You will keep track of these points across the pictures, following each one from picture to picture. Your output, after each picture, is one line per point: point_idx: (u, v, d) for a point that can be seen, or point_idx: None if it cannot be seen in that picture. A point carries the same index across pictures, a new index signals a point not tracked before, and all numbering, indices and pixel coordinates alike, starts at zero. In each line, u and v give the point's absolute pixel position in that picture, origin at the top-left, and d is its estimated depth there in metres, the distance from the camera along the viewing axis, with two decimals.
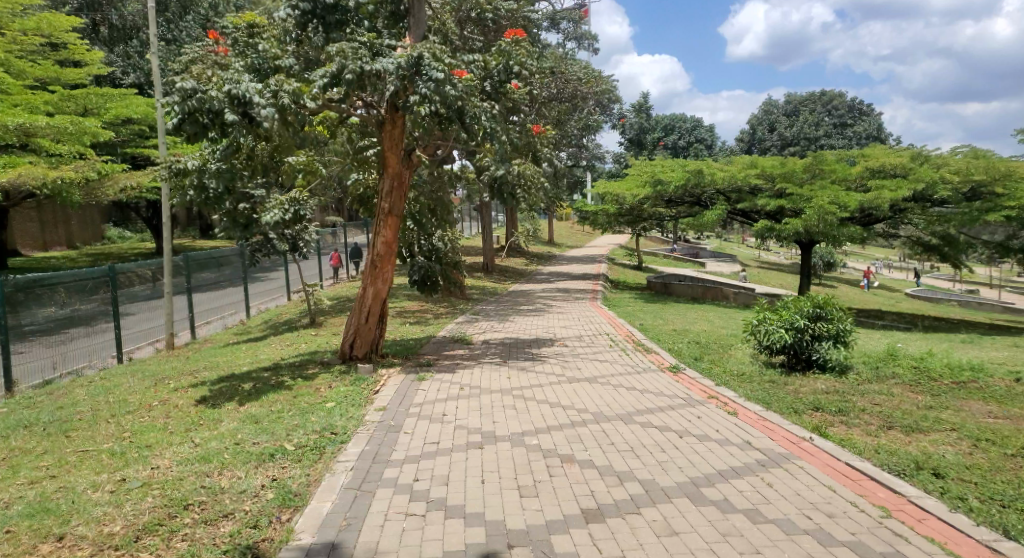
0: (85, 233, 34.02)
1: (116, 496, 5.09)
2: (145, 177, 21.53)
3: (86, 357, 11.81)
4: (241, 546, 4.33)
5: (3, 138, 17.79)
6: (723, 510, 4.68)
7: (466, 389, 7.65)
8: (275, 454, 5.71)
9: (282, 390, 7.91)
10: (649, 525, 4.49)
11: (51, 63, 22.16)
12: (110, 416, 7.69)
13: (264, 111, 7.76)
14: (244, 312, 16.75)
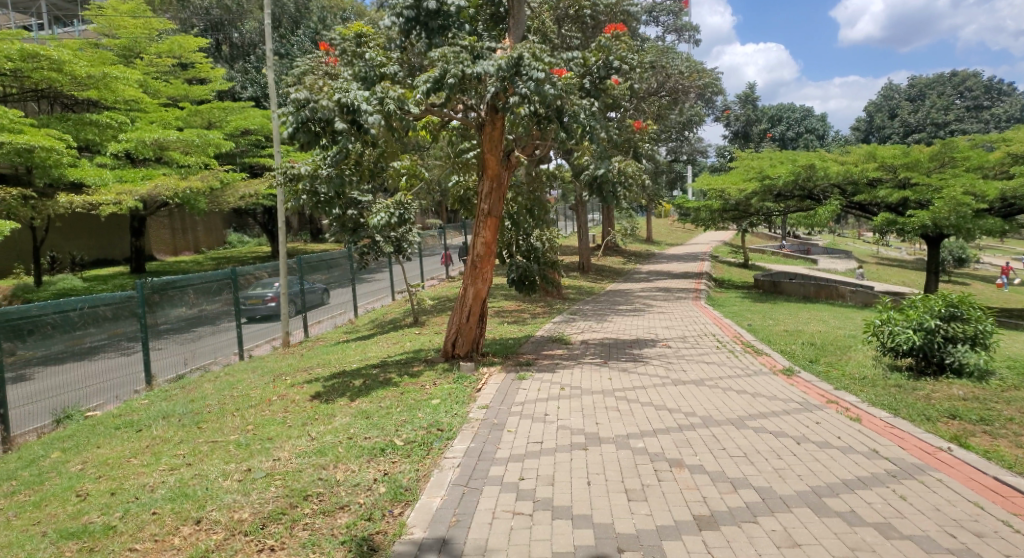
0: (210, 239, 36.42)
1: (244, 484, 5.41)
2: (262, 185, 22.77)
3: (212, 354, 12.62)
4: (357, 537, 4.49)
5: (142, 153, 19.60)
6: (850, 523, 4.46)
7: (567, 389, 7.64)
8: (386, 449, 5.90)
9: (390, 387, 8.17)
10: (768, 535, 4.34)
11: (181, 82, 23.85)
12: (236, 409, 8.20)
13: (371, 119, 8.02)
14: (353, 312, 17.39)
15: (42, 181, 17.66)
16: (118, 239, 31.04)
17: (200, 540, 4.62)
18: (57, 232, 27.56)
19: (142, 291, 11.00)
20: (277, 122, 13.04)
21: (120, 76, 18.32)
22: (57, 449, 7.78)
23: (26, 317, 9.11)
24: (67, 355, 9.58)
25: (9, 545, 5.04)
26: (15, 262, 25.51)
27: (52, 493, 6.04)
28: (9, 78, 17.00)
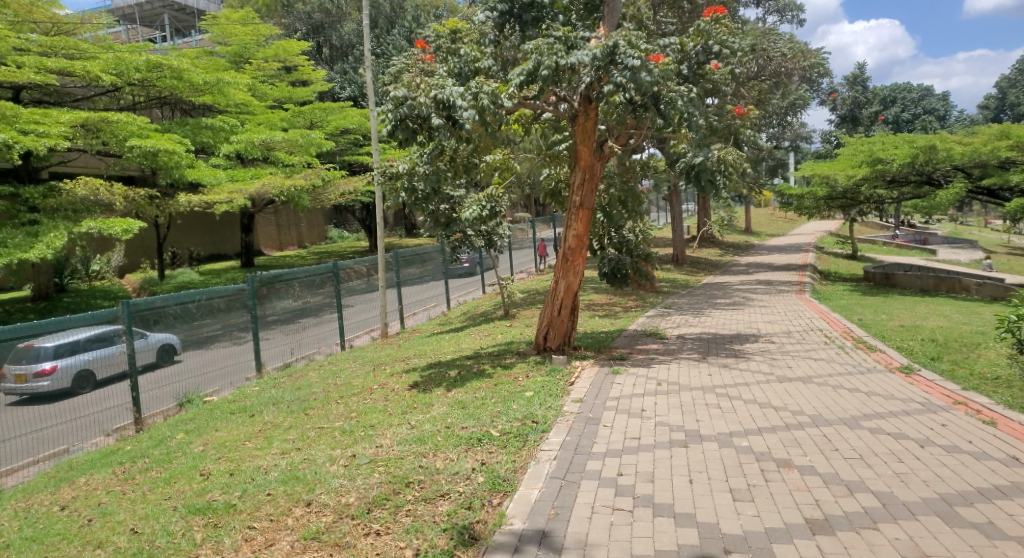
0: (312, 234, 37.92)
1: (349, 469, 5.62)
2: (361, 181, 23.49)
3: (316, 344, 13.14)
4: (459, 525, 4.56)
5: (251, 153, 20.62)
6: (988, 536, 4.17)
7: (664, 385, 7.50)
8: (482, 439, 5.97)
9: (485, 378, 8.27)
10: (891, 543, 4.12)
11: (286, 84, 24.89)
12: (340, 397, 8.51)
13: (466, 114, 8.09)
14: (445, 304, 17.71)
15: (164, 182, 18.89)
16: (230, 235, 32.80)
17: (311, 522, 4.81)
18: (176, 230, 29.42)
19: (253, 284, 11.58)
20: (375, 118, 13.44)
21: (231, 81, 19.34)
22: (180, 431, 8.31)
23: (152, 307, 9.64)
24: (187, 344, 10.20)
25: (143, 518, 5.44)
26: (140, 258, 27.42)
27: (179, 471, 6.47)
28: (135, 87, 18.25)
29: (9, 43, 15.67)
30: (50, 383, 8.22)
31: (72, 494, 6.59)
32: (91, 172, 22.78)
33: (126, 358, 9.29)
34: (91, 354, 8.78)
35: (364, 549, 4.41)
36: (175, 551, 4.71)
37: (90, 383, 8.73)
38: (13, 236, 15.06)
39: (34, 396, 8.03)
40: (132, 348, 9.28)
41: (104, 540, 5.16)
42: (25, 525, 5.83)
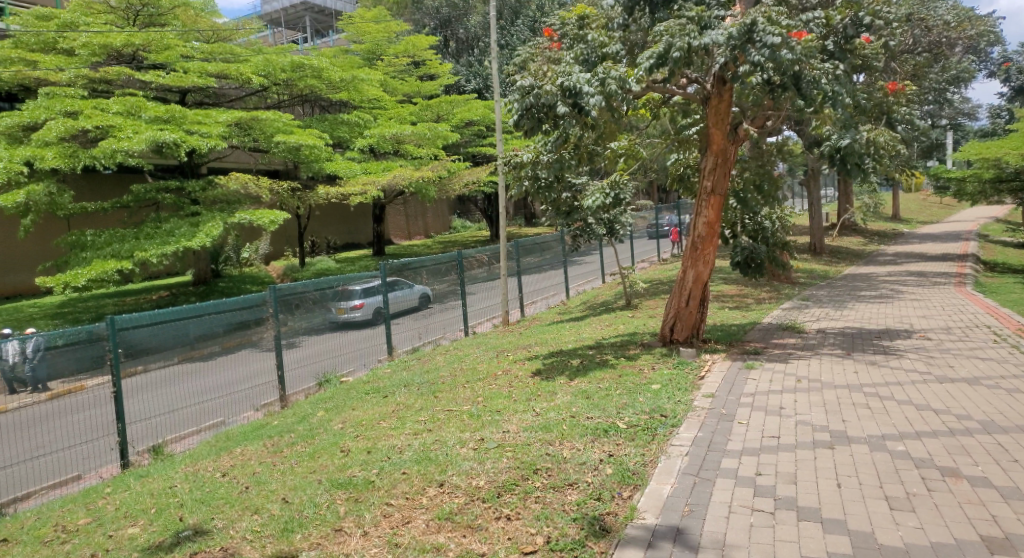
0: (438, 224, 38.93)
1: (479, 453, 5.71)
2: (484, 172, 23.79)
3: (441, 331, 13.44)
4: (589, 516, 4.52)
5: (383, 147, 21.42)
6: None
7: (805, 382, 7.09)
8: (609, 430, 5.87)
9: (609, 368, 8.16)
10: None
11: (415, 78, 25.61)
12: (466, 381, 8.67)
13: (592, 101, 7.82)
14: (565, 293, 17.67)
15: (306, 176, 20.02)
16: (363, 225, 34.34)
17: (444, 502, 4.92)
18: (315, 220, 31.13)
19: (384, 272, 12.03)
20: (501, 106, 13.51)
21: (365, 77, 20.16)
22: (321, 409, 8.77)
23: (293, 293, 10.33)
24: (324, 328, 10.77)
25: (293, 489, 5.79)
26: (282, 247, 29.23)
27: (321, 447, 6.83)
28: (280, 87, 19.44)
29: (176, 51, 17.12)
30: (361, 314, 11.47)
31: (230, 462, 7.11)
32: (242, 167, 24.51)
33: (404, 301, 12.46)
34: (382, 296, 11.97)
35: (495, 532, 4.45)
36: (322, 522, 4.96)
37: (244, 361, 9.35)
38: (177, 227, 16.46)
39: (351, 323, 11.29)
40: (405, 293, 12.44)
41: (260, 507, 5.53)
42: (192, 488, 6.36)
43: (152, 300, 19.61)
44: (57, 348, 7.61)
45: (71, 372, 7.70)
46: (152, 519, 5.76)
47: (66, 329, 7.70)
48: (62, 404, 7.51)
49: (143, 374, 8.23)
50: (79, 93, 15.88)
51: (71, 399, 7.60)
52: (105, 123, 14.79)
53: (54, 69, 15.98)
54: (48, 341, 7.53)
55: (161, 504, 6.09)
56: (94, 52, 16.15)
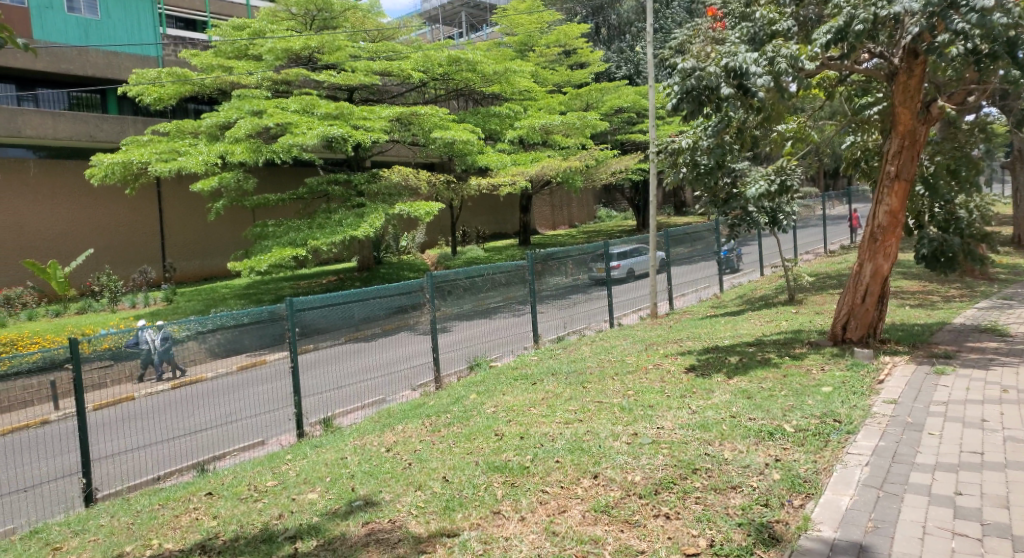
0: (582, 213, 38.78)
1: (633, 447, 5.57)
2: (632, 160, 23.29)
3: (586, 320, 13.28)
4: (756, 522, 4.28)
5: (532, 138, 21.45)
6: None
7: (1009, 393, 6.33)
8: (775, 433, 5.53)
9: (772, 367, 7.71)
10: None
11: (566, 67, 25.56)
12: (615, 373, 8.52)
13: (760, 81, 7.47)
14: (718, 286, 16.95)
15: (460, 168, 20.57)
16: (511, 215, 34.92)
17: (600, 495, 4.84)
18: (467, 211, 32.03)
19: (531, 260, 12.17)
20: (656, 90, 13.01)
21: (517, 68, 20.38)
22: (473, 392, 8.98)
23: (446, 279, 10.62)
24: (473, 314, 11.04)
25: (452, 468, 5.96)
26: (435, 236, 30.33)
27: (476, 429, 6.97)
28: (437, 82, 20.04)
29: (346, 51, 18.14)
30: (620, 272, 14.45)
31: (393, 439, 7.44)
32: (402, 160, 25.63)
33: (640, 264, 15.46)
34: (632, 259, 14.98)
35: (654, 530, 4.31)
36: (480, 503, 5.09)
37: (403, 343, 9.79)
38: (345, 217, 17.46)
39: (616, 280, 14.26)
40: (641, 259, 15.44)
41: (423, 483, 5.75)
42: (362, 461, 6.71)
43: (322, 285, 20.99)
44: (244, 325, 8.27)
45: (251, 343, 8.31)
46: (328, 487, 6.13)
47: (252, 307, 8.36)
48: (246, 377, 8.20)
49: (315, 352, 8.70)
50: (264, 94, 17.30)
51: (253, 371, 8.22)
52: (283, 120, 15.97)
53: (245, 73, 17.58)
54: (225, 321, 8.16)
55: (334, 473, 6.48)
56: (279, 56, 17.53)
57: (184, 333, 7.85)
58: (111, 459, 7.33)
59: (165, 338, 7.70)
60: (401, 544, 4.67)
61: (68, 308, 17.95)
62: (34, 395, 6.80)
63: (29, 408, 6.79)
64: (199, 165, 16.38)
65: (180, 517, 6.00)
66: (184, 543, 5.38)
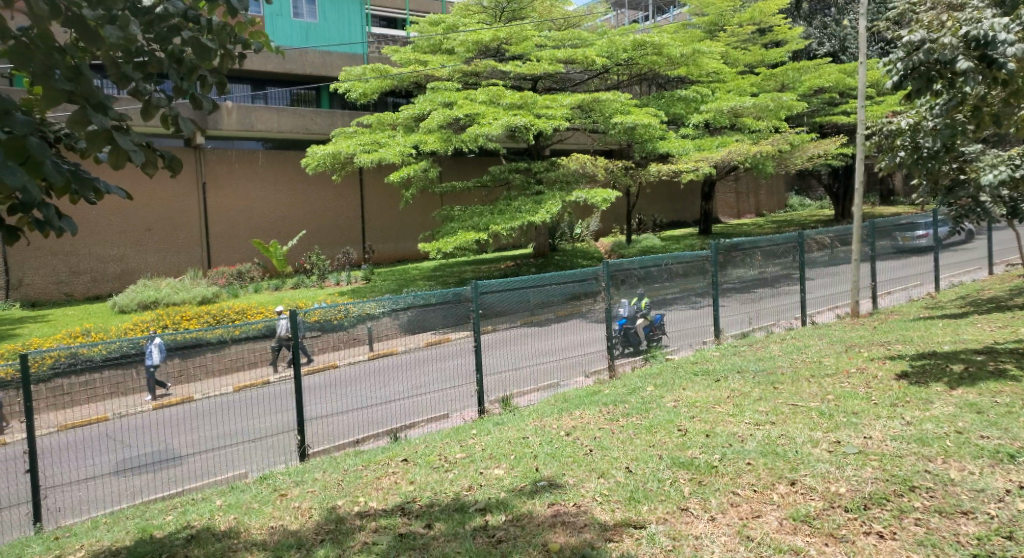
0: (771, 202, 36.67)
1: (836, 456, 5.18)
2: (832, 144, 21.58)
3: (774, 317, 12.56)
4: (996, 555, 3.82)
5: (719, 121, 20.50)
6: None
7: None
8: (1016, 456, 4.89)
9: (1006, 380, 6.81)
10: None
11: (759, 47, 24.17)
12: (811, 375, 7.96)
13: (1010, 49, 6.42)
14: (932, 285, 15.34)
15: (639, 155, 20.17)
16: (691, 203, 33.85)
17: (799, 503, 4.57)
18: (645, 198, 31.54)
19: (714, 251, 11.70)
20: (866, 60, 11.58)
21: (706, 50, 19.58)
22: (651, 384, 8.80)
23: (621, 268, 10.45)
24: (649, 304, 10.85)
25: (635, 459, 5.88)
26: (613, 223, 30.14)
27: (658, 422, 6.82)
28: (621, 67, 19.76)
29: (532, 41, 18.49)
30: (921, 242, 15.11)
31: (572, 423, 7.48)
32: (582, 148, 25.66)
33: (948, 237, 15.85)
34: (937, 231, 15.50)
35: (866, 548, 4.00)
36: (666, 498, 4.98)
37: (575, 331, 9.88)
38: (524, 204, 17.79)
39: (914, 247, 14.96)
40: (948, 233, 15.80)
41: (605, 471, 5.73)
42: (544, 442, 6.81)
43: (501, 270, 21.59)
44: (430, 305, 8.64)
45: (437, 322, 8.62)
46: (514, 464, 6.29)
47: (438, 289, 8.71)
48: (432, 352, 8.62)
49: (494, 333, 9.04)
50: (455, 86, 18.02)
51: (441, 346, 8.64)
52: (471, 111, 16.54)
53: (438, 66, 18.37)
54: (410, 301, 8.56)
55: (518, 451, 6.64)
56: (469, 49, 18.18)
57: (379, 310, 8.45)
58: (320, 418, 8.01)
59: (363, 314, 8.38)
60: (588, 530, 4.72)
61: (285, 283, 19.89)
62: (259, 357, 7.61)
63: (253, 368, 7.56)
64: (396, 156, 17.43)
65: (381, 479, 6.44)
66: (386, 503, 5.78)
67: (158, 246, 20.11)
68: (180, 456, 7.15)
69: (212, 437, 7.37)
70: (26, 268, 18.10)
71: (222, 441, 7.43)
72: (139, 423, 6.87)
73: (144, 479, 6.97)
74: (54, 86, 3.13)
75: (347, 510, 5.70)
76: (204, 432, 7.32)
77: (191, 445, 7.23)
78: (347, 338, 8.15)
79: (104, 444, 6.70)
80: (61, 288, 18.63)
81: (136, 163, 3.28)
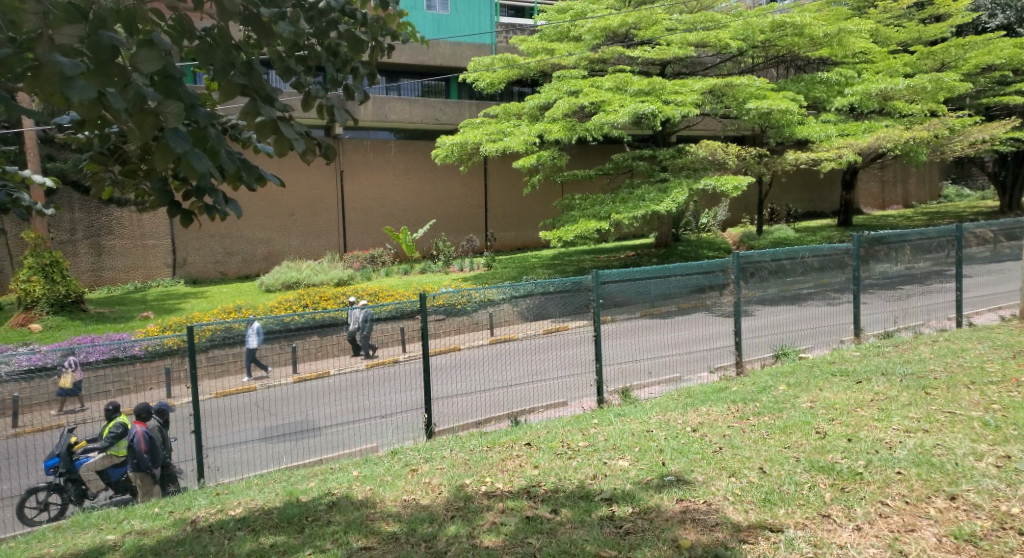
0: (921, 192, 34.14)
1: (1005, 473, 4.77)
2: (999, 129, 19.69)
3: (924, 316, 11.59)
4: None
5: (867, 105, 19.20)
6: None
7: None
8: None
9: None
10: None
11: (915, 23, 22.40)
12: (971, 381, 7.33)
13: None
14: None
15: (775, 142, 19.22)
16: (830, 192, 32.02)
17: (962, 521, 4.27)
18: (778, 186, 30.14)
19: (857, 244, 11.01)
20: None
21: (854, 28, 18.35)
22: (783, 383, 8.40)
23: (751, 260, 10.03)
24: (779, 299, 10.36)
25: (769, 460, 5.64)
26: (742, 213, 29.08)
27: (794, 422, 6.51)
28: (757, 49, 18.93)
29: (662, 25, 18.05)
30: None
31: (698, 419, 7.28)
32: (712, 134, 24.87)
33: None
34: None
35: None
36: (805, 502, 4.76)
37: (699, 324, 9.64)
38: (648, 192, 17.43)
39: None
40: None
41: (738, 470, 5.54)
42: (670, 437, 6.67)
43: (622, 259, 21.34)
44: (549, 293, 8.65)
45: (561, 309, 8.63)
46: (639, 457, 6.20)
47: (558, 277, 8.67)
48: (550, 341, 8.66)
49: (613, 323, 8.92)
50: (581, 73, 17.92)
51: (561, 332, 8.71)
52: (598, 99, 16.36)
53: (565, 54, 18.32)
54: (530, 289, 8.63)
55: (643, 444, 6.54)
56: (597, 35, 18.00)
57: (499, 296, 8.56)
58: (445, 399, 8.17)
59: (485, 299, 8.51)
60: (720, 529, 4.59)
61: (413, 268, 20.58)
62: (390, 337, 7.99)
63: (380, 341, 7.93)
64: (521, 145, 17.54)
65: (506, 461, 6.54)
66: (512, 485, 5.86)
67: (300, 230, 21.33)
68: (321, 427, 7.55)
69: (349, 410, 7.72)
70: (189, 248, 19.78)
71: (360, 415, 7.79)
72: (280, 392, 7.30)
73: (288, 447, 7.42)
74: (230, 82, 3.41)
75: (476, 489, 5.83)
76: (343, 405, 7.68)
77: (331, 417, 7.61)
78: (470, 322, 8.35)
79: (254, 411, 7.26)
80: (217, 267, 20.17)
81: (298, 151, 3.51)
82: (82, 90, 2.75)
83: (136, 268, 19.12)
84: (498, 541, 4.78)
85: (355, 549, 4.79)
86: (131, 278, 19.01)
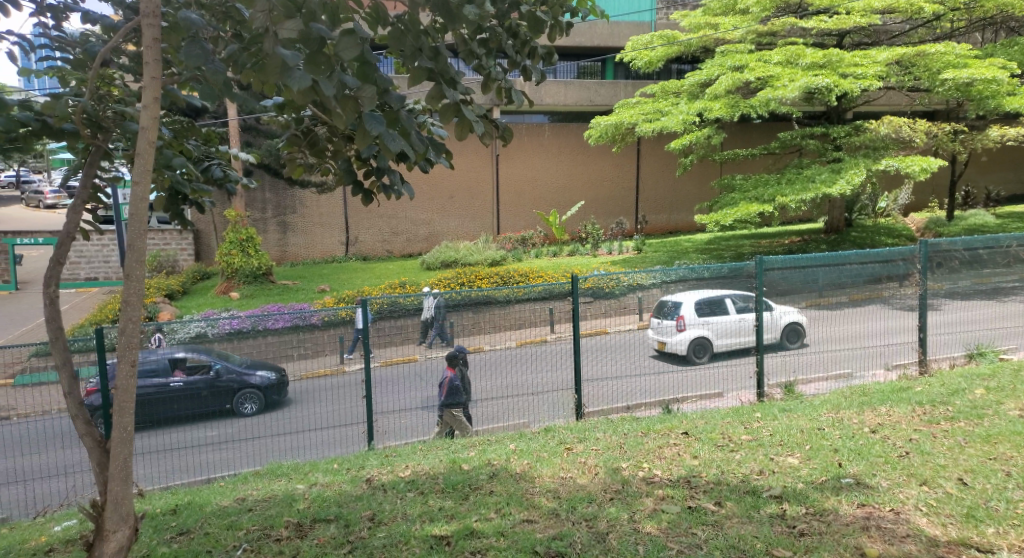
0: None
1: None
2: None
3: None
4: None
5: None
6: None
7: None
8: None
9: None
10: None
11: None
12: None
13: None
14: None
15: (975, 115, 17.23)
16: None
17: None
18: (974, 166, 27.07)
19: None
20: None
21: None
22: (980, 386, 7.53)
23: (941, 249, 9.04)
24: (975, 293, 9.26)
25: (969, 472, 5.05)
26: (929, 196, 26.53)
27: (999, 432, 5.79)
28: (957, 13, 16.99)
29: None
30: None
31: (877, 420, 6.66)
32: (894, 109, 22.81)
33: None
34: None
35: None
36: (1020, 523, 4.28)
37: (875, 317, 8.79)
38: (819, 172, 16.25)
39: None
40: None
41: (930, 479, 5.01)
42: (845, 437, 6.17)
43: (786, 245, 20.13)
44: (704, 279, 8.41)
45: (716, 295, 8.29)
46: (811, 455, 5.78)
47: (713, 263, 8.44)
48: (703, 328, 8.35)
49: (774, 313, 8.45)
50: (748, 48, 16.97)
51: (713, 317, 8.31)
52: (765, 73, 15.42)
53: (730, 29, 17.38)
54: (687, 275, 8.40)
55: (815, 442, 6.08)
56: (766, 7, 16.95)
57: (650, 281, 8.26)
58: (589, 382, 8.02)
59: (634, 284, 8.24)
60: (912, 541, 4.19)
61: (562, 250, 20.55)
62: (538, 317, 7.82)
63: (530, 320, 7.81)
64: (679, 124, 16.93)
65: (663, 449, 6.32)
66: (670, 473, 5.64)
67: (458, 212, 22.00)
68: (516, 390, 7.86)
69: (556, 375, 7.90)
70: (361, 228, 20.99)
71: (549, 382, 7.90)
72: (494, 354, 7.78)
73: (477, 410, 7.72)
74: (418, 67, 3.48)
75: (633, 474, 5.68)
76: (549, 369, 7.89)
77: (506, 387, 7.83)
78: (618, 306, 8.10)
79: (484, 368, 7.75)
80: (385, 246, 21.26)
81: (478, 133, 3.51)
82: (299, 79, 2.95)
83: (315, 246, 20.64)
84: (660, 528, 4.61)
85: (518, 521, 4.82)
86: (310, 254, 20.57)
